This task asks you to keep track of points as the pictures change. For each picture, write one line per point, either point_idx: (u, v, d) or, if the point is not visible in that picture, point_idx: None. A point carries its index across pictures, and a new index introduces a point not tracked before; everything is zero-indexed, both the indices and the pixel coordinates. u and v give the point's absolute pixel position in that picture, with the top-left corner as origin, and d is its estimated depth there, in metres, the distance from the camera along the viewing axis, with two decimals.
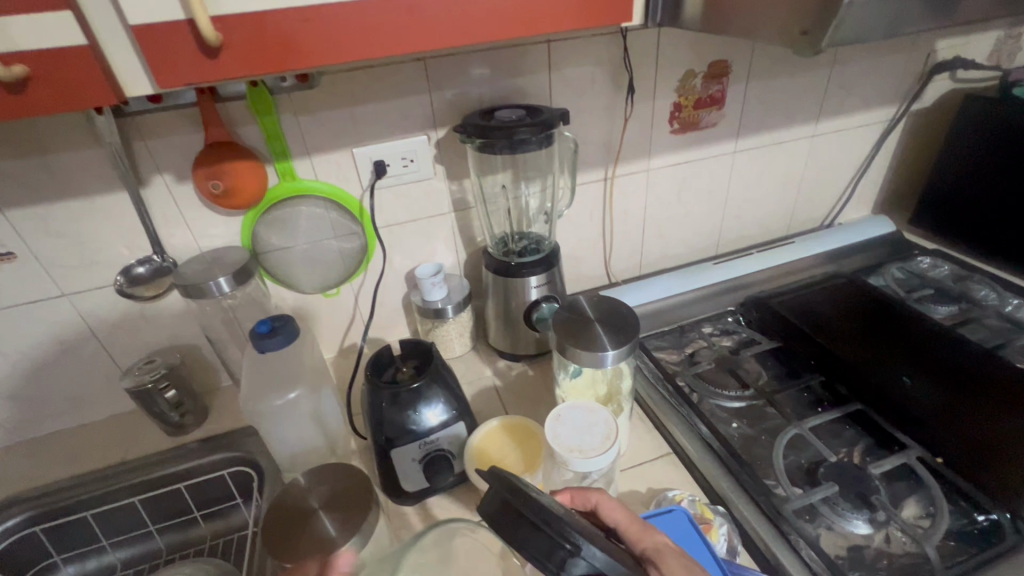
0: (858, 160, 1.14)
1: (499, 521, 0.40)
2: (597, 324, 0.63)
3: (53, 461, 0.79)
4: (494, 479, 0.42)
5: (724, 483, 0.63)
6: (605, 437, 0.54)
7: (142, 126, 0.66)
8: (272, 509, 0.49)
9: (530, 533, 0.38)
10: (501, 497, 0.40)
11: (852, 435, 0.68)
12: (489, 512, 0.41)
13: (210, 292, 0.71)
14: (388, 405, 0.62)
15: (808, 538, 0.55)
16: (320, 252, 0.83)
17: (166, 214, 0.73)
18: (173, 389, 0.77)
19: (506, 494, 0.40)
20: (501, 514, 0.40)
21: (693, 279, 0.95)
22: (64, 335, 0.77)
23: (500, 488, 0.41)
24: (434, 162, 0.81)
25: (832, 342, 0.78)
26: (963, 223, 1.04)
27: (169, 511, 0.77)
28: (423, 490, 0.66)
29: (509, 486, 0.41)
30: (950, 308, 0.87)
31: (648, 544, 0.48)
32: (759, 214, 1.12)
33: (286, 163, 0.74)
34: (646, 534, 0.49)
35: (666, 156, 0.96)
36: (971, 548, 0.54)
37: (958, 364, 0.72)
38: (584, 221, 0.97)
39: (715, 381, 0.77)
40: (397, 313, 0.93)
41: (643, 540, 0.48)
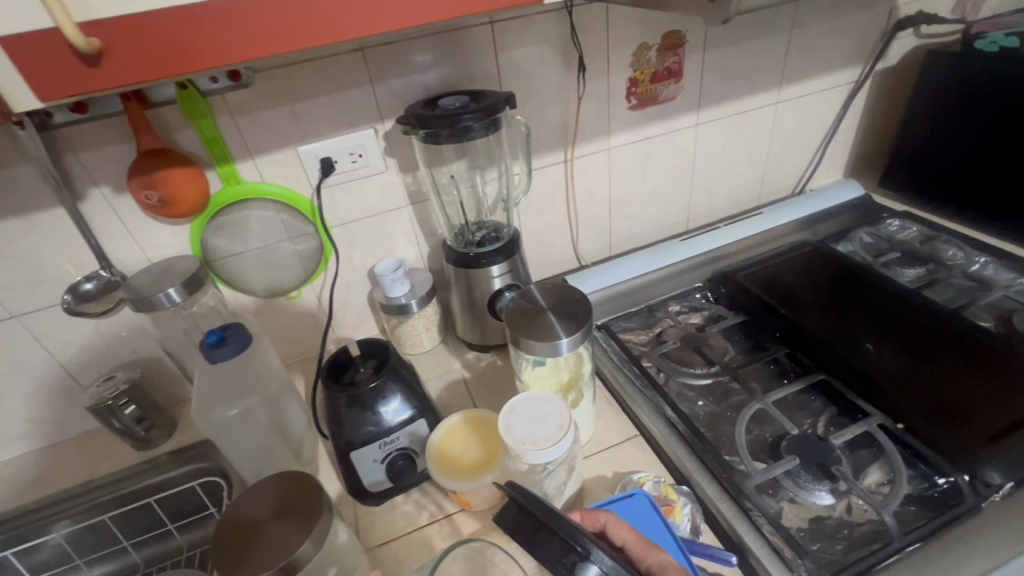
0: (826, 124, 1.12)
1: (514, 526, 0.43)
2: (550, 313, 0.62)
3: (22, 484, 0.78)
4: (512, 490, 0.45)
5: (688, 463, 0.62)
6: (558, 427, 0.54)
7: (71, 138, 0.64)
8: (222, 525, 0.48)
9: (546, 537, 0.41)
10: (518, 505, 0.43)
11: (817, 406, 0.68)
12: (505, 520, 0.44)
13: (160, 304, 0.70)
14: (345, 407, 0.61)
15: (768, 514, 0.55)
16: (275, 255, 0.81)
17: (108, 227, 0.71)
18: (132, 405, 0.76)
19: (526, 503, 0.43)
20: (517, 522, 0.43)
21: (660, 258, 0.94)
22: (19, 357, 0.75)
23: (518, 496, 0.44)
24: (383, 155, 0.79)
25: (797, 313, 0.77)
26: (932, 182, 1.03)
27: (144, 525, 0.77)
28: (389, 489, 0.65)
29: (527, 496, 0.44)
30: (917, 270, 0.86)
31: (653, 561, 0.49)
32: (728, 185, 1.11)
33: (228, 167, 0.72)
34: (653, 552, 0.50)
35: (626, 134, 0.94)
36: (931, 512, 0.55)
37: (922, 327, 0.72)
38: (547, 205, 0.95)
39: (682, 360, 0.77)
40: (363, 312, 0.92)
41: (649, 557, 0.50)
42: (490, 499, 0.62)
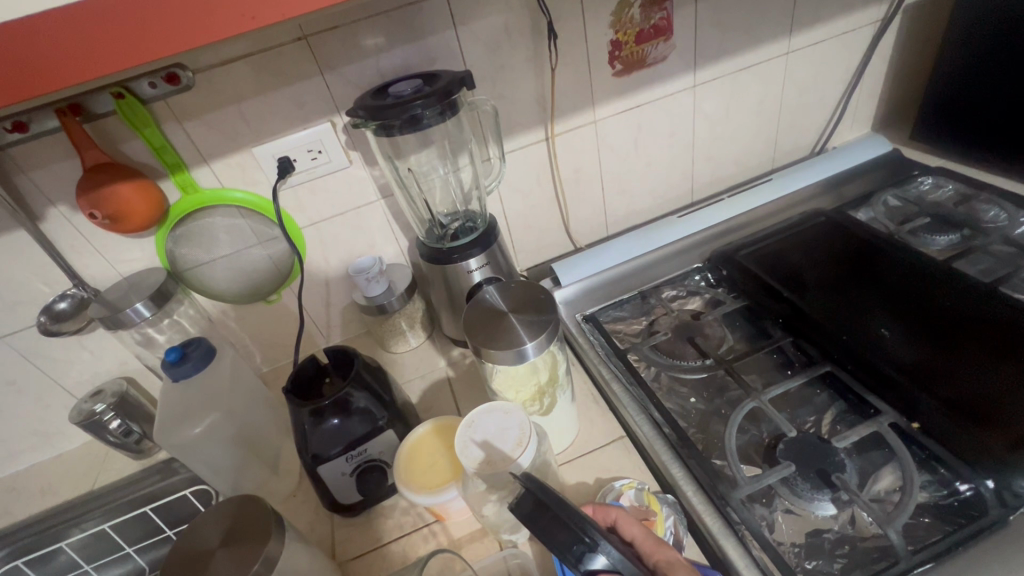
0: (847, 72, 0.99)
1: (528, 514, 0.42)
2: (512, 316, 0.58)
3: (33, 494, 0.82)
4: (529, 481, 0.43)
5: (674, 470, 0.57)
6: (517, 442, 0.50)
7: (19, 158, 0.63)
8: (172, 554, 0.48)
9: (558, 528, 0.40)
10: (533, 496, 0.42)
11: (823, 400, 0.61)
12: (520, 509, 0.42)
13: (129, 320, 0.69)
14: (308, 425, 0.58)
15: (756, 530, 0.50)
16: (248, 261, 0.79)
17: (74, 245, 0.70)
18: (118, 419, 0.77)
19: (539, 494, 0.42)
20: (532, 511, 0.41)
21: (656, 238, 0.87)
22: (12, 376, 0.77)
23: (534, 488, 0.42)
24: (345, 149, 0.74)
25: (803, 297, 0.69)
26: (972, 131, 0.90)
27: (144, 532, 0.79)
28: (363, 501, 0.63)
29: (544, 488, 0.42)
30: (950, 237, 0.76)
31: (662, 559, 0.45)
32: (736, 150, 1.01)
33: (182, 175, 0.69)
34: (663, 550, 0.46)
35: (613, 104, 0.86)
36: (947, 526, 0.48)
37: (947, 308, 0.63)
38: (531, 188, 0.89)
39: (673, 352, 0.71)
40: (346, 311, 0.89)
41: (658, 554, 0.46)
42: (463, 509, 0.59)
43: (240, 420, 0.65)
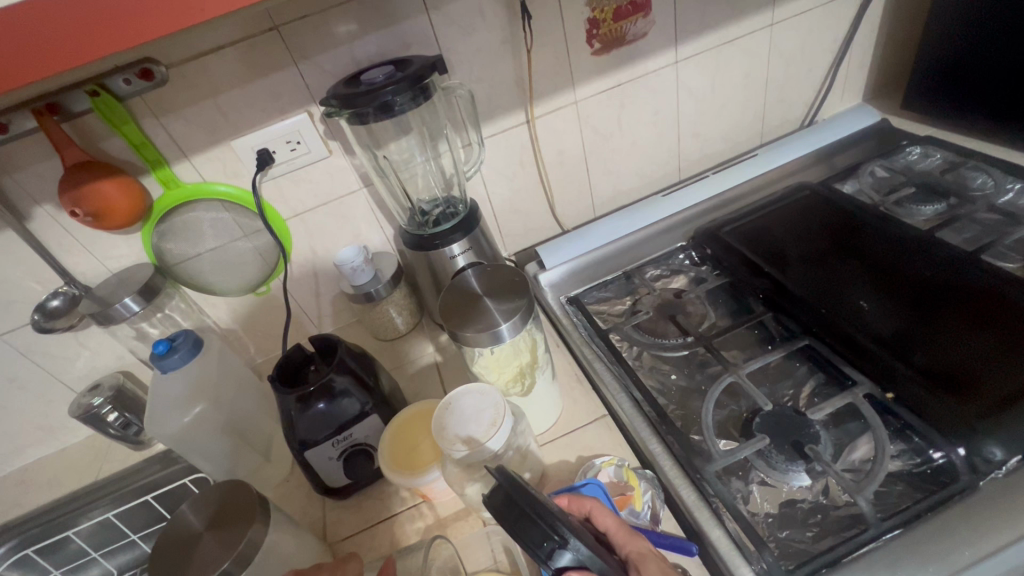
0: (835, 42, 0.97)
1: (500, 510, 0.42)
2: (488, 299, 0.58)
3: (40, 486, 0.85)
4: (500, 473, 0.43)
5: (651, 446, 0.58)
6: (491, 422, 0.51)
7: (1, 160, 0.64)
8: (161, 541, 0.50)
9: (531, 526, 0.41)
10: (504, 492, 0.42)
11: (802, 373, 0.61)
12: (493, 504, 0.42)
13: (119, 315, 0.71)
14: (295, 412, 0.59)
15: (731, 503, 0.51)
16: (235, 254, 0.80)
17: (62, 244, 0.72)
18: (115, 412, 0.79)
19: (510, 490, 0.42)
20: (503, 507, 0.42)
21: (640, 218, 0.86)
22: (13, 374, 0.79)
23: (506, 484, 0.42)
24: (324, 139, 0.75)
25: (785, 272, 0.69)
26: (963, 97, 0.88)
27: (148, 519, 0.81)
28: (352, 484, 0.65)
29: (517, 484, 0.42)
30: (935, 207, 0.75)
31: (633, 549, 0.47)
32: (723, 126, 0.99)
33: (163, 170, 0.70)
34: (634, 540, 0.47)
35: (593, 83, 0.85)
36: (919, 493, 0.49)
37: (925, 279, 0.63)
38: (514, 171, 0.89)
39: (655, 330, 0.71)
40: (336, 301, 0.90)
41: (630, 544, 0.47)
42: (448, 489, 0.60)
43: (229, 410, 0.67)
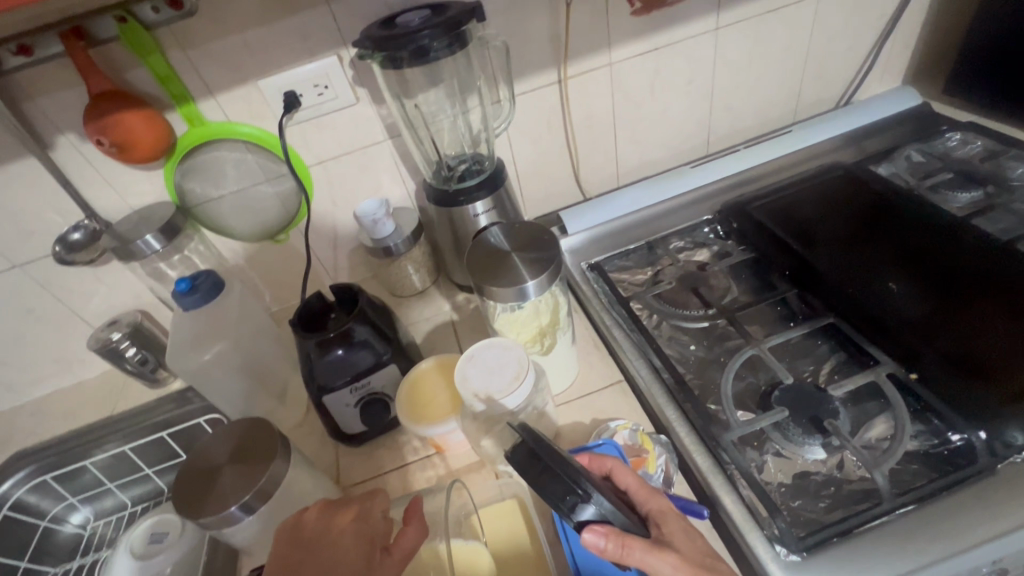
0: (881, 18, 0.93)
1: (523, 466, 0.43)
2: (515, 256, 0.58)
3: (57, 417, 0.86)
4: (523, 431, 0.44)
5: (668, 412, 0.58)
6: (514, 376, 0.51)
7: (24, 84, 0.63)
8: (181, 474, 0.50)
9: (552, 480, 0.42)
10: (527, 448, 0.43)
11: (824, 351, 0.61)
12: (517, 461, 0.43)
13: (140, 252, 0.71)
14: (315, 356, 0.60)
15: (746, 471, 0.51)
16: (256, 198, 0.79)
17: (84, 176, 0.71)
18: (134, 347, 0.80)
19: (533, 445, 0.43)
20: (528, 463, 0.43)
21: (666, 189, 0.85)
22: (32, 305, 0.80)
23: (529, 439, 0.43)
24: (352, 85, 0.73)
25: (813, 249, 0.68)
26: (1010, 84, 0.85)
27: (162, 455, 0.83)
28: (367, 432, 0.66)
29: (539, 441, 0.44)
30: (972, 194, 0.73)
31: (654, 507, 0.48)
32: (757, 100, 0.97)
33: (188, 107, 0.68)
34: (656, 497, 0.48)
35: (629, 45, 0.82)
36: (934, 472, 0.49)
37: (957, 264, 0.62)
38: (541, 133, 0.87)
39: (676, 301, 0.71)
40: (353, 254, 0.90)
41: (652, 501, 0.48)
42: (463, 441, 0.61)
43: (248, 351, 0.67)
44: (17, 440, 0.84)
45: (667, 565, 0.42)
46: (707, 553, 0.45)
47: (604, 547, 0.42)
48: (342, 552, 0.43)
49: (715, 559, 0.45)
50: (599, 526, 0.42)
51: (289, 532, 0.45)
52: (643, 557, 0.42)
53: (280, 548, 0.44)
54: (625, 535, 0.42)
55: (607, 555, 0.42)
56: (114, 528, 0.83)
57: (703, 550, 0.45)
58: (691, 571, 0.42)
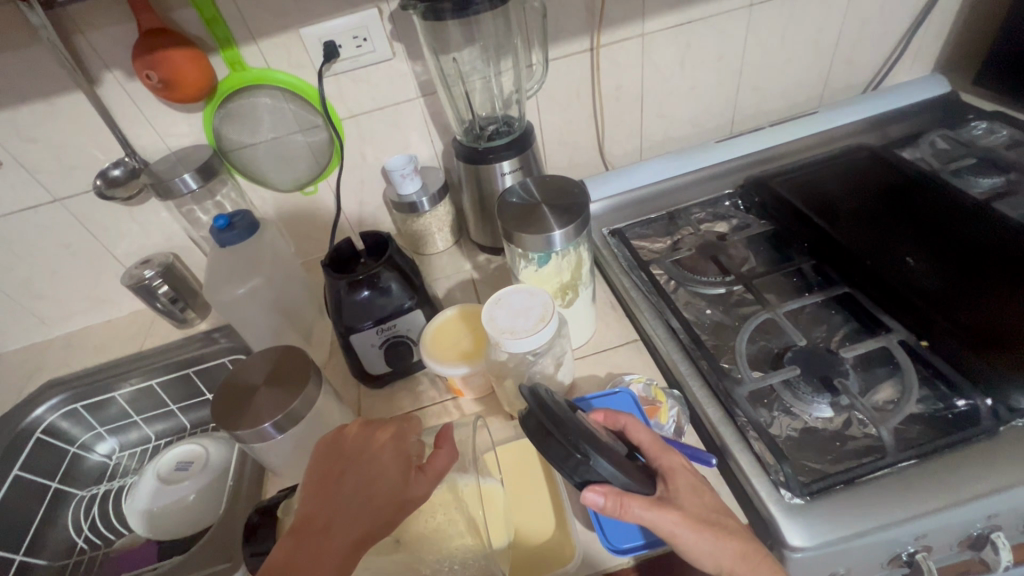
0: (916, 5, 0.93)
1: (530, 430, 0.44)
2: (544, 208, 0.60)
3: (87, 351, 0.89)
4: (532, 397, 0.45)
5: (682, 368, 0.60)
6: (540, 319, 0.53)
7: (76, 17, 0.64)
8: (220, 390, 0.53)
9: (555, 445, 0.42)
10: (536, 417, 0.44)
11: (838, 320, 0.63)
12: (526, 425, 0.44)
13: (178, 190, 0.73)
14: (343, 295, 0.62)
15: (756, 423, 0.53)
16: (289, 147, 0.81)
17: (127, 113, 0.73)
18: (166, 286, 0.83)
19: (540, 416, 0.43)
20: (535, 430, 0.44)
21: (690, 162, 0.86)
22: (70, 240, 0.83)
23: (537, 409, 0.44)
24: (389, 39, 0.74)
25: (833, 224, 0.69)
26: None
27: (187, 393, 0.86)
28: (388, 375, 0.68)
29: (545, 408, 0.44)
30: (994, 180, 0.74)
31: (665, 463, 0.48)
32: (785, 82, 0.97)
33: (231, 50, 0.70)
34: (668, 454, 0.48)
35: (663, 17, 0.83)
36: (938, 432, 0.51)
37: (975, 243, 0.63)
38: (570, 101, 0.88)
39: (694, 268, 0.73)
40: (379, 211, 0.92)
41: (663, 458, 0.48)
42: (482, 386, 0.64)
43: (278, 291, 0.70)
44: (50, 369, 0.88)
45: (667, 522, 0.43)
46: (715, 508, 0.46)
47: (603, 505, 0.42)
48: (380, 464, 0.46)
49: (722, 514, 0.46)
50: (600, 486, 0.43)
51: (333, 443, 0.48)
52: (642, 515, 0.43)
53: (322, 457, 0.47)
54: (625, 494, 0.43)
55: (607, 512, 0.43)
56: (138, 460, 0.86)
57: (708, 505, 0.45)
58: (690, 527, 0.43)
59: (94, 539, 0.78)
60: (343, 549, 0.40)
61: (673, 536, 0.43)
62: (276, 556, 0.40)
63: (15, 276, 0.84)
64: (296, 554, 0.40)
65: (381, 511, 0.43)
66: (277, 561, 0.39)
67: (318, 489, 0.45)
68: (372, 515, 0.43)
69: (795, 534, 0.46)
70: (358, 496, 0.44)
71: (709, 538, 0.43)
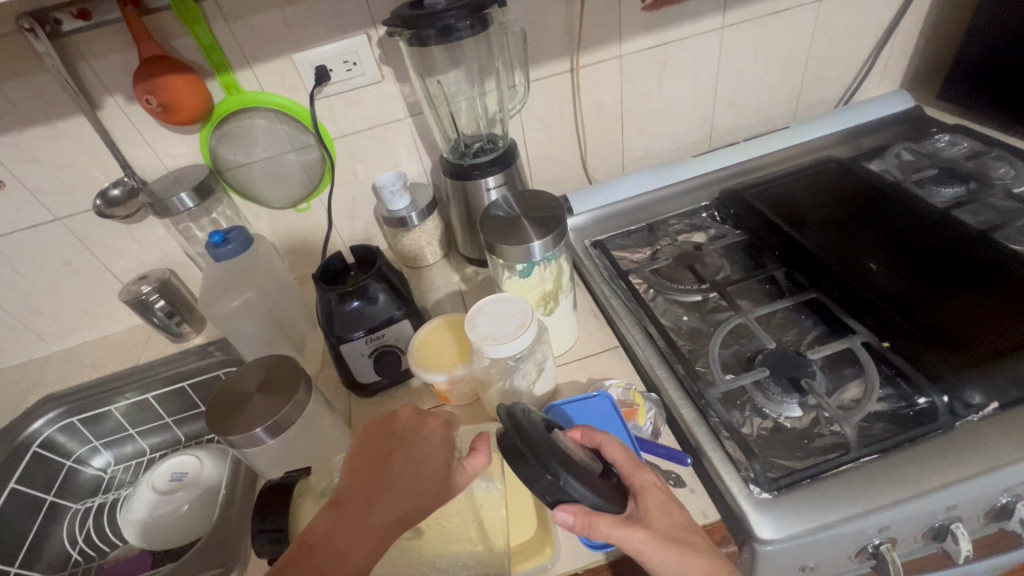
0: (881, 25, 0.98)
1: (503, 450, 0.43)
2: (524, 221, 0.63)
3: (84, 366, 0.91)
4: (509, 417, 0.44)
5: (659, 372, 0.63)
6: (519, 325, 0.56)
7: (80, 45, 0.68)
8: (215, 398, 0.55)
9: (527, 465, 0.41)
10: (511, 438, 0.43)
11: (808, 324, 0.66)
12: (500, 444, 0.43)
13: (175, 209, 0.76)
14: (334, 306, 0.65)
15: (728, 423, 0.56)
16: (282, 166, 0.84)
17: (127, 136, 0.76)
18: (162, 301, 0.85)
19: (513, 437, 0.42)
20: (508, 450, 0.42)
21: (669, 176, 0.90)
22: (69, 257, 0.85)
23: (511, 430, 0.43)
24: (379, 63, 0.78)
25: (802, 233, 0.73)
26: (996, 91, 0.90)
27: (181, 406, 0.88)
28: (378, 384, 0.71)
29: (520, 429, 0.43)
30: (956, 190, 0.78)
31: (637, 481, 0.47)
32: (759, 98, 1.01)
33: (227, 75, 0.74)
34: (640, 472, 0.48)
35: (639, 39, 0.88)
36: (899, 428, 0.54)
37: (936, 249, 0.67)
38: (552, 119, 0.92)
39: (672, 276, 0.76)
40: (370, 226, 0.95)
41: (635, 476, 0.47)
42: (467, 393, 0.66)
43: (271, 304, 0.72)
44: (47, 385, 0.89)
45: (635, 540, 0.43)
46: (682, 526, 0.46)
47: (572, 525, 0.43)
48: (424, 451, 0.48)
49: (687, 531, 0.46)
50: (570, 506, 0.43)
51: (382, 424, 0.50)
52: (611, 533, 0.43)
53: (371, 436, 0.49)
54: (594, 513, 0.43)
55: (575, 530, 0.43)
56: (132, 473, 0.88)
57: (676, 523, 0.45)
58: (658, 545, 0.43)
59: (89, 551, 0.79)
60: (381, 529, 0.43)
61: (640, 554, 0.43)
62: (319, 524, 0.42)
63: (15, 294, 0.87)
64: (336, 527, 0.42)
65: (420, 497, 0.45)
66: (320, 529, 0.42)
67: (362, 466, 0.47)
68: (410, 500, 0.45)
69: (763, 526, 0.48)
70: (400, 478, 0.45)
71: (676, 556, 0.43)
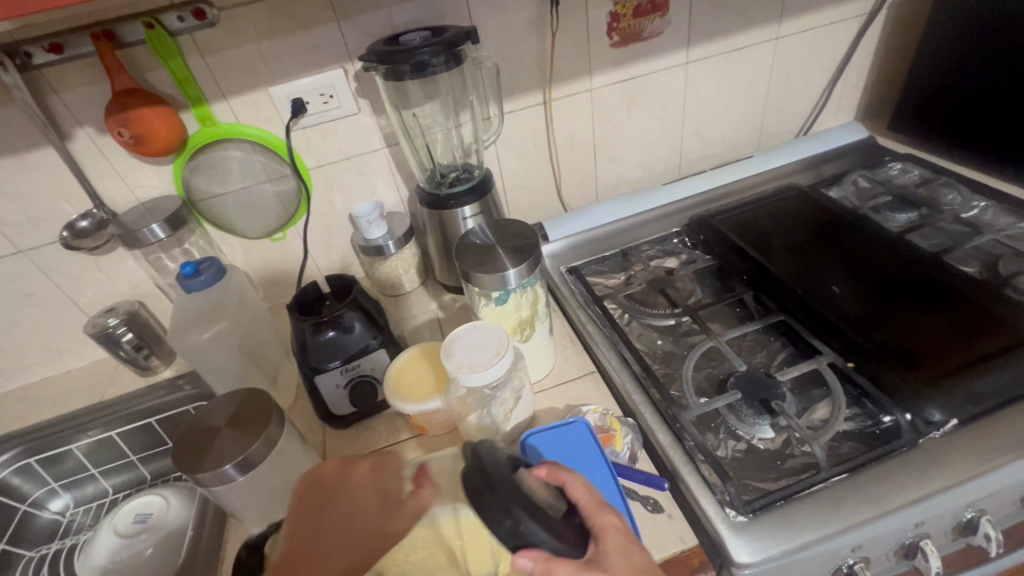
0: (833, 61, 1.04)
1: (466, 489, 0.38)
2: (500, 249, 0.64)
3: (44, 403, 0.87)
4: (472, 456, 0.40)
5: (635, 397, 0.63)
6: (495, 353, 0.56)
7: (51, 78, 0.68)
8: (183, 433, 0.54)
9: (489, 503, 0.37)
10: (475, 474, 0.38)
11: (776, 346, 0.68)
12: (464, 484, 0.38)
13: (146, 240, 0.74)
14: (308, 336, 0.64)
15: (703, 446, 0.57)
16: (258, 196, 0.84)
17: (97, 167, 0.75)
18: (130, 333, 0.83)
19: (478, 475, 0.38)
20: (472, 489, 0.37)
21: (640, 203, 0.93)
22: (33, 290, 0.83)
23: (476, 466, 0.38)
24: (355, 96, 0.80)
25: (768, 257, 0.76)
26: (938, 124, 0.96)
27: (147, 443, 0.84)
28: (354, 415, 0.69)
29: (485, 466, 0.38)
30: (909, 215, 0.83)
31: (600, 524, 0.43)
32: (723, 129, 1.06)
33: (202, 107, 0.74)
34: (603, 514, 0.44)
35: (608, 73, 0.91)
36: (867, 447, 0.55)
37: (893, 271, 0.70)
38: (527, 149, 0.94)
39: (646, 301, 0.77)
40: (346, 254, 0.94)
41: (598, 518, 0.44)
42: (444, 422, 0.65)
43: (244, 335, 0.71)
44: (4, 424, 0.85)
45: None
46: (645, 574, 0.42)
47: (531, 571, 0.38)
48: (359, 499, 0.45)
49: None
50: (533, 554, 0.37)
51: (312, 480, 0.47)
52: None
53: (302, 497, 0.46)
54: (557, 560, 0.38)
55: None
56: (93, 516, 0.84)
57: (637, 568, 0.41)
58: None
59: None
60: None
61: None
62: None
63: None
64: None
65: (363, 547, 0.42)
66: None
67: (300, 528, 0.44)
68: (356, 552, 0.42)
69: (740, 550, 0.48)
70: (340, 530, 0.43)
71: None
